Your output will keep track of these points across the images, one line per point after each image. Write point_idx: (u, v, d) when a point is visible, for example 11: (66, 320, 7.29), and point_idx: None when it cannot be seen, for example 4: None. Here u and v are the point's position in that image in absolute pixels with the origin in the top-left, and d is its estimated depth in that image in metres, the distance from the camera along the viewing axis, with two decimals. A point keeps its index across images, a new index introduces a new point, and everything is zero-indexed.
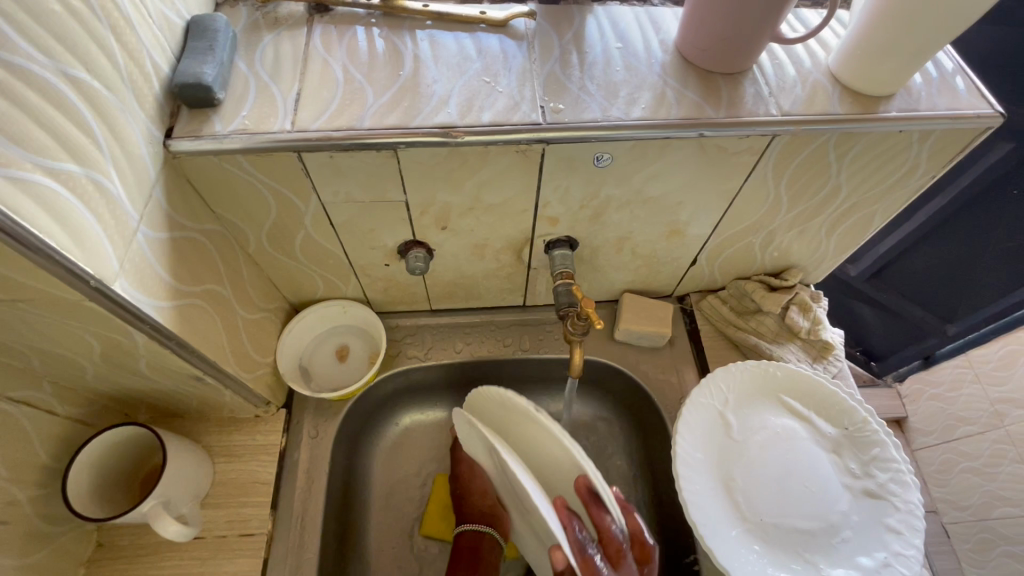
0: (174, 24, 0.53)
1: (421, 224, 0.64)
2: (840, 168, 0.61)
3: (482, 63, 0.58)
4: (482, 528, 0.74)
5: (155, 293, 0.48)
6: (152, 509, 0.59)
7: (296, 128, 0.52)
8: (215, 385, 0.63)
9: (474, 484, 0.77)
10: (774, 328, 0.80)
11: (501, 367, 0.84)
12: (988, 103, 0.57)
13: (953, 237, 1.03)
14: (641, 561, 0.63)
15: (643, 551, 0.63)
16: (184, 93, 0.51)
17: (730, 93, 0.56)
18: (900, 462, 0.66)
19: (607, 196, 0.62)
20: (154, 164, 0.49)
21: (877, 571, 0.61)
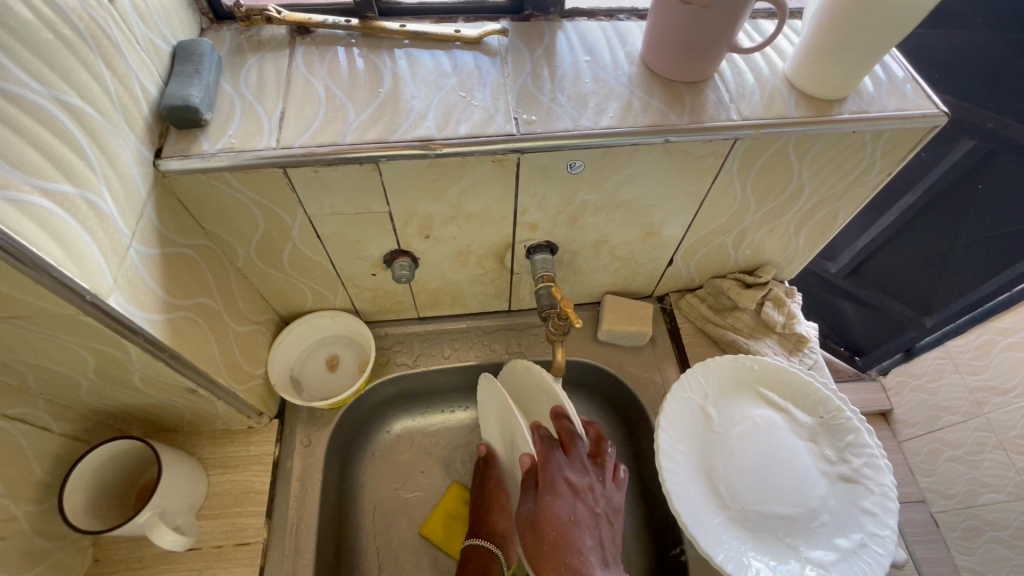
0: (161, 49, 0.55)
1: (405, 233, 0.67)
2: (802, 168, 0.65)
3: (458, 78, 0.61)
4: (491, 550, 0.75)
5: (147, 306, 0.50)
6: (149, 520, 0.60)
7: (281, 145, 0.54)
8: (207, 397, 0.64)
9: (497, 502, 0.78)
10: (750, 324, 0.83)
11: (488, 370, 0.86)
12: (933, 104, 0.61)
13: (926, 230, 1.07)
14: (596, 456, 0.67)
15: (599, 446, 0.67)
16: (172, 115, 0.53)
17: (694, 100, 0.60)
18: (873, 447, 0.69)
19: (583, 202, 0.65)
20: (145, 183, 0.51)
21: (854, 552, 0.63)
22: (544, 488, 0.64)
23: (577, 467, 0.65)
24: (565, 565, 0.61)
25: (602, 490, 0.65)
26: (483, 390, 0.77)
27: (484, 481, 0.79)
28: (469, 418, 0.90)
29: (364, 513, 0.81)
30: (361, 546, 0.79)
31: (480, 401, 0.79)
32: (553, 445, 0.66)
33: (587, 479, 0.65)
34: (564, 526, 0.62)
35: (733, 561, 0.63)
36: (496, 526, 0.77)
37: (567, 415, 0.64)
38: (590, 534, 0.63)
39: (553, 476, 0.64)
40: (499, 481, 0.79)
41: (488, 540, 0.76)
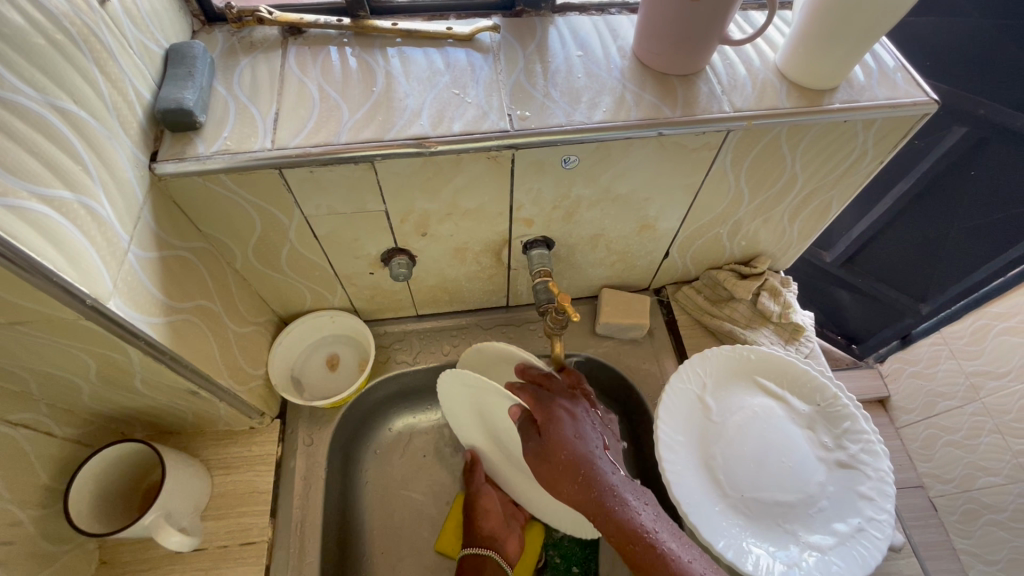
0: (153, 52, 0.55)
1: (402, 231, 0.67)
2: (794, 158, 0.65)
3: (451, 75, 0.61)
4: (483, 553, 0.75)
5: (146, 309, 0.50)
6: (153, 521, 0.60)
7: (277, 146, 0.54)
8: (209, 398, 0.64)
9: (479, 506, 0.80)
10: (746, 314, 0.84)
11: None
12: (923, 91, 0.61)
13: (920, 217, 1.08)
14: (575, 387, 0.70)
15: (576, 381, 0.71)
16: (166, 118, 0.53)
17: (686, 92, 0.60)
18: (870, 432, 0.70)
19: (578, 196, 0.66)
20: (141, 187, 0.51)
21: (852, 536, 0.64)
22: (545, 418, 0.65)
23: (567, 395, 0.67)
24: (580, 478, 0.60)
25: (594, 413, 0.67)
26: (446, 386, 0.73)
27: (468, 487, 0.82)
28: None
29: (365, 515, 0.82)
30: (365, 543, 0.80)
31: (443, 396, 0.76)
32: (540, 386, 0.68)
33: (579, 403, 0.67)
34: (571, 444, 0.62)
35: (733, 548, 0.64)
36: (485, 529, 0.78)
37: (533, 362, 0.69)
38: (596, 444, 0.63)
39: (551, 405, 0.65)
40: (480, 484, 0.81)
41: (478, 544, 0.76)
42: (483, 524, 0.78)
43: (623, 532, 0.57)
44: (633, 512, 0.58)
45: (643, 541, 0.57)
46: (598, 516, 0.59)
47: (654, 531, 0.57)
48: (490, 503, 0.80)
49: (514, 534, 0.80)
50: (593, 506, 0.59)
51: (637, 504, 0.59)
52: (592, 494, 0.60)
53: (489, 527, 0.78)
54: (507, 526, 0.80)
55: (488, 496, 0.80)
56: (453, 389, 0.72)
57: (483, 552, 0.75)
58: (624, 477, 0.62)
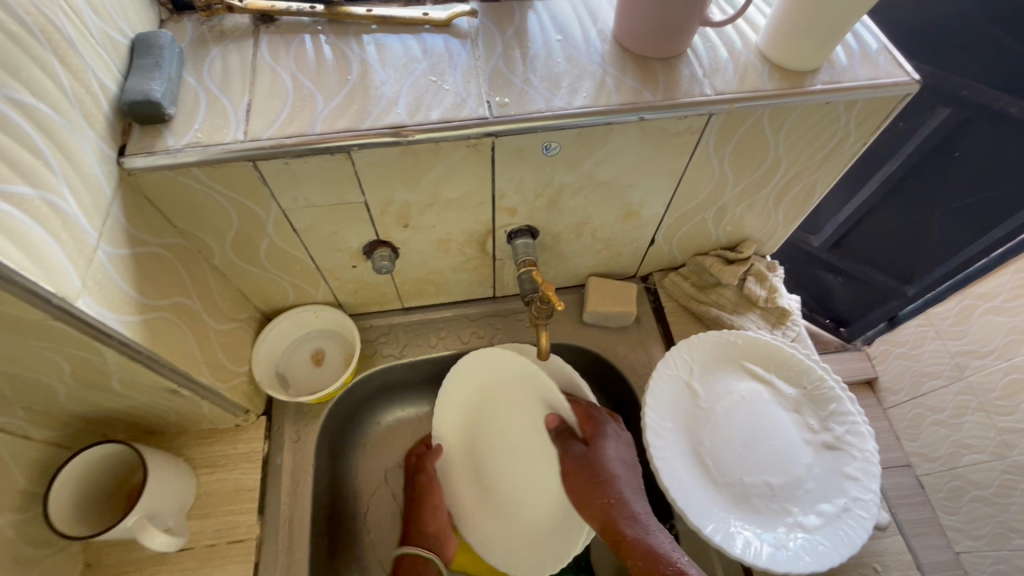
0: (118, 43, 0.53)
1: (383, 223, 0.66)
2: (778, 141, 0.65)
3: (428, 63, 0.59)
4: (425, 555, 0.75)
5: (120, 308, 0.49)
6: (137, 522, 0.59)
7: (249, 137, 0.53)
8: (190, 396, 0.63)
9: (424, 504, 0.79)
10: (733, 299, 0.84)
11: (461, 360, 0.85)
12: (905, 71, 0.61)
13: (906, 199, 1.08)
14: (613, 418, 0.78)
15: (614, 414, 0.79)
16: (134, 111, 0.51)
17: (667, 76, 0.59)
18: (855, 414, 0.71)
19: (561, 183, 0.65)
20: (110, 183, 0.50)
21: (838, 516, 0.65)
22: (595, 434, 0.71)
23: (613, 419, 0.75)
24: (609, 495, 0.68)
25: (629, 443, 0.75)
26: (462, 371, 0.77)
27: (416, 479, 0.80)
28: None
29: (359, 509, 0.82)
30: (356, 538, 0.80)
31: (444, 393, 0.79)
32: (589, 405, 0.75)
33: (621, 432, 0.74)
34: (612, 463, 0.70)
35: (721, 532, 0.64)
36: (428, 527, 0.78)
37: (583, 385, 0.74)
38: (630, 471, 0.72)
39: (601, 422, 0.72)
40: (431, 479, 0.80)
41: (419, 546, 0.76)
42: (429, 525, 0.78)
43: (648, 557, 0.63)
44: (659, 540, 0.65)
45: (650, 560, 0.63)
46: (624, 536, 0.65)
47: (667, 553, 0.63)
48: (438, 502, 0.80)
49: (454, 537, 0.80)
50: (619, 523, 0.66)
51: (659, 533, 0.66)
52: (625, 512, 0.67)
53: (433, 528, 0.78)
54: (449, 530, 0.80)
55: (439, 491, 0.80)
56: (470, 379, 0.78)
57: (422, 555, 0.75)
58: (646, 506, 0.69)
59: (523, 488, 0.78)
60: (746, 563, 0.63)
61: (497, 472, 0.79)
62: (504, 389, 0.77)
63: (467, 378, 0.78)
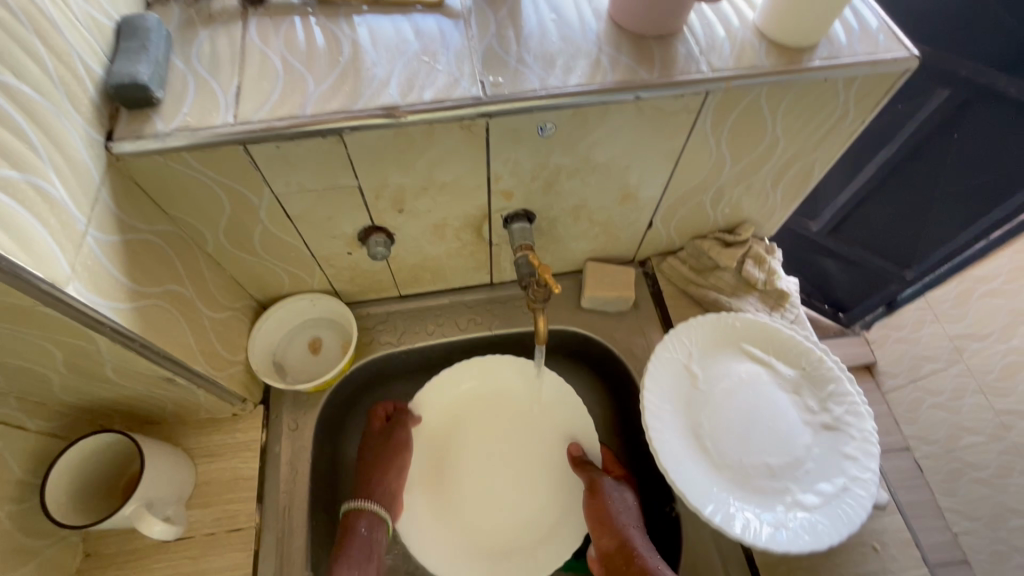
0: (103, 25, 0.52)
1: (378, 208, 0.65)
2: (775, 120, 0.64)
3: (420, 43, 0.58)
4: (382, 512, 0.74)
5: (111, 295, 0.49)
6: (135, 511, 0.59)
7: (239, 120, 0.52)
8: (187, 385, 0.63)
9: (393, 460, 0.78)
10: (732, 282, 0.83)
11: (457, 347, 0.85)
12: (904, 47, 0.60)
13: (904, 185, 1.06)
14: None
15: None
16: (121, 94, 0.50)
17: (663, 54, 0.58)
18: (853, 394, 0.70)
19: (557, 165, 0.64)
20: (98, 168, 0.49)
21: (837, 495, 0.65)
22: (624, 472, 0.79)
23: None
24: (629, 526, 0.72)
25: None
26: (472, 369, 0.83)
27: (389, 437, 0.79)
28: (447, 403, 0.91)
29: None
30: None
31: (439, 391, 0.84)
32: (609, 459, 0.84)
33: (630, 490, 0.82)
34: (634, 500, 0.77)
35: (721, 513, 0.64)
36: (391, 484, 0.77)
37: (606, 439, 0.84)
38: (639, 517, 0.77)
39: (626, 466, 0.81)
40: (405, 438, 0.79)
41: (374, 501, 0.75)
42: (387, 483, 0.77)
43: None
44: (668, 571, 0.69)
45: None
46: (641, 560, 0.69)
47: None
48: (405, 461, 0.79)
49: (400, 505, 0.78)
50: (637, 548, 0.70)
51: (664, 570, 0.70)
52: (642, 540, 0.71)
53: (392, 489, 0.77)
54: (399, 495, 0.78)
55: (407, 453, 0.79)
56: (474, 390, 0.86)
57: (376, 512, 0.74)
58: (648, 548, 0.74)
59: (497, 496, 0.82)
60: (746, 543, 0.63)
61: (469, 479, 0.83)
62: (499, 401, 0.86)
63: (472, 388, 0.85)
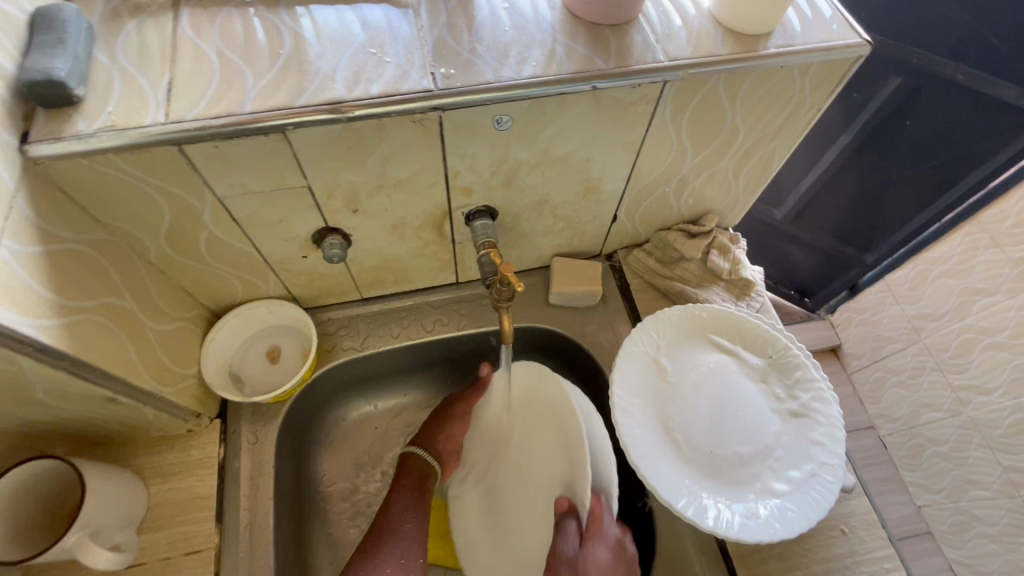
0: (14, 18, 0.48)
1: (330, 208, 0.62)
2: (734, 109, 0.64)
3: (367, 35, 0.56)
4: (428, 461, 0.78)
5: (31, 310, 0.45)
6: (78, 541, 0.55)
7: (171, 119, 0.48)
8: (131, 403, 0.59)
9: (446, 425, 0.81)
10: (698, 273, 0.83)
11: (427, 349, 0.83)
12: (857, 34, 0.60)
13: (861, 171, 1.10)
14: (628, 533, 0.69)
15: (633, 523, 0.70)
16: (35, 93, 0.46)
17: (619, 43, 0.57)
18: (820, 380, 0.71)
19: (516, 159, 0.62)
20: (12, 173, 0.45)
21: (806, 482, 0.65)
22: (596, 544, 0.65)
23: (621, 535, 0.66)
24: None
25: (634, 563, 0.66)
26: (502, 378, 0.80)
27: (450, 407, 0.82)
28: (420, 408, 0.88)
29: (328, 507, 0.80)
30: (321, 540, 0.77)
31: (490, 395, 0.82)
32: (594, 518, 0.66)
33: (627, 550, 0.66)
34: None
35: (693, 506, 0.64)
36: (442, 445, 0.80)
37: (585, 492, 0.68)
38: None
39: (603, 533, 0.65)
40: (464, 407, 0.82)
41: (429, 454, 0.79)
42: (433, 439, 0.80)
43: None
44: None
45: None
46: None
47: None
48: (455, 428, 0.81)
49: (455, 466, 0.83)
50: None
51: None
52: None
53: (446, 448, 0.80)
54: (457, 452, 0.82)
55: (461, 421, 0.81)
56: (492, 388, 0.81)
57: (427, 463, 0.78)
58: None
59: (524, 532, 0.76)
60: (718, 535, 0.63)
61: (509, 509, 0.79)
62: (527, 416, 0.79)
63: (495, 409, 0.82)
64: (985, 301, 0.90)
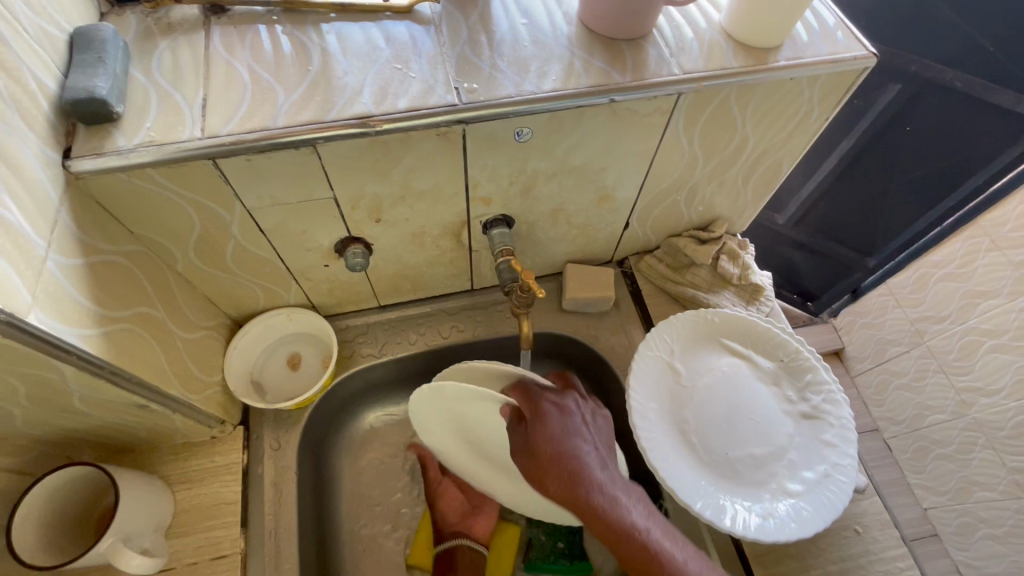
0: (55, 38, 0.50)
1: (354, 219, 0.64)
2: (745, 119, 0.66)
3: (392, 50, 0.58)
4: (451, 546, 0.76)
5: (76, 321, 0.46)
6: (111, 546, 0.56)
7: (207, 134, 0.50)
8: (160, 410, 0.60)
9: (441, 501, 0.80)
10: (708, 278, 0.85)
11: (441, 355, 0.84)
12: (863, 46, 0.62)
13: (861, 177, 1.12)
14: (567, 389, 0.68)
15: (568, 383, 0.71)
16: (78, 111, 0.48)
17: (634, 56, 0.59)
18: (830, 382, 0.73)
19: (534, 170, 0.64)
20: (55, 188, 0.47)
21: (820, 483, 0.67)
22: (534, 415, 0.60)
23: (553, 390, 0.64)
24: (568, 471, 0.57)
25: (584, 404, 0.64)
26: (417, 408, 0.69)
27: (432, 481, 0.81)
28: None
29: (351, 519, 0.80)
30: (342, 548, 0.78)
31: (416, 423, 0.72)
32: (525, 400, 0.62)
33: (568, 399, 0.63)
34: (559, 439, 0.59)
35: (712, 507, 0.65)
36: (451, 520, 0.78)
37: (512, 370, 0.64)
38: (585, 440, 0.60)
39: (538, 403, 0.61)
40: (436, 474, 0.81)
41: (448, 539, 0.77)
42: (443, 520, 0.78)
43: (613, 533, 0.55)
44: (627, 513, 0.56)
45: (631, 540, 0.55)
46: (588, 518, 0.56)
47: (645, 529, 0.55)
48: (449, 499, 0.80)
49: (484, 513, 0.80)
50: (580, 504, 0.56)
51: (627, 502, 0.57)
52: (579, 494, 0.56)
53: (458, 518, 0.79)
54: (476, 508, 0.80)
55: (450, 488, 0.80)
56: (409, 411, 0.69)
57: (455, 544, 0.77)
58: (612, 472, 0.59)
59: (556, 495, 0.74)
60: (736, 535, 0.64)
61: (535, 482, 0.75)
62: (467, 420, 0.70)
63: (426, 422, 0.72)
64: (987, 304, 0.92)
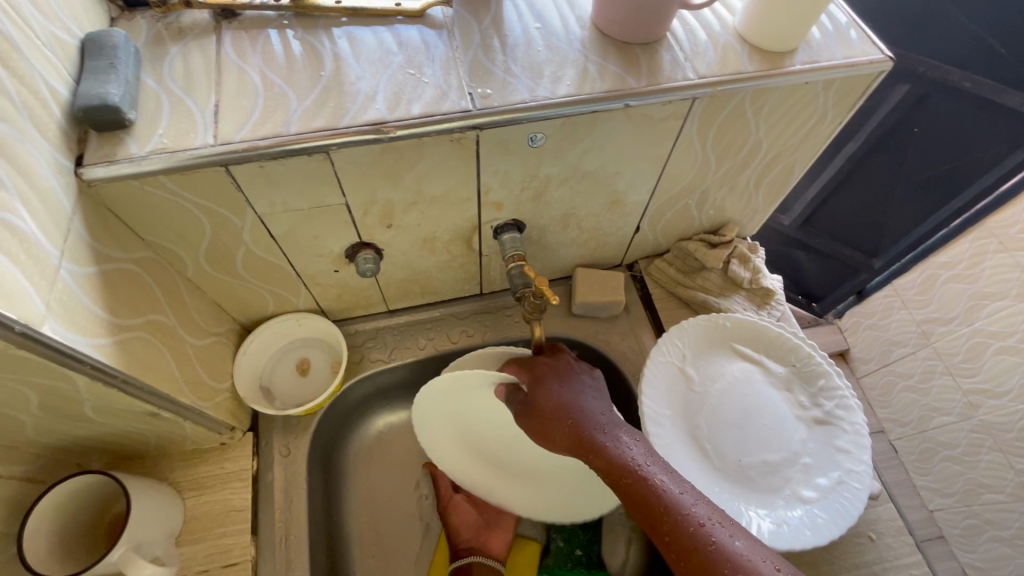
0: (67, 44, 0.49)
1: (365, 224, 0.63)
2: (758, 123, 0.65)
3: (405, 55, 0.57)
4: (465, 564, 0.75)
5: (89, 331, 0.46)
6: (124, 555, 0.56)
7: (220, 141, 0.50)
8: (171, 418, 0.60)
9: (453, 519, 0.79)
10: (718, 283, 0.84)
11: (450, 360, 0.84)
12: (879, 50, 0.62)
13: (869, 178, 1.11)
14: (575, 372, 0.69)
15: None
16: (90, 118, 0.47)
17: (649, 61, 0.59)
18: (843, 388, 0.72)
19: (546, 175, 0.64)
20: (67, 195, 0.46)
21: (834, 489, 0.66)
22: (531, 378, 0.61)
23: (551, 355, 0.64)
24: (566, 419, 0.56)
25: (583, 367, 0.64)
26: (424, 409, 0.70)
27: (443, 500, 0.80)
28: None
29: (360, 527, 0.80)
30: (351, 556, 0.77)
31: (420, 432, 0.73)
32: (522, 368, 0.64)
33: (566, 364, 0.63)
34: (555, 393, 0.59)
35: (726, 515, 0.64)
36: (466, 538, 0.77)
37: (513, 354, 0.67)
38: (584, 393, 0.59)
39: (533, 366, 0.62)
40: (446, 492, 0.81)
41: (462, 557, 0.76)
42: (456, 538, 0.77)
43: (615, 470, 0.52)
44: (624, 448, 0.53)
45: (633, 476, 0.51)
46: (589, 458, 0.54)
47: (645, 464, 0.52)
48: (461, 517, 0.79)
49: (497, 529, 0.80)
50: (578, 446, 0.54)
51: (628, 439, 0.54)
52: (576, 438, 0.55)
53: (473, 534, 0.78)
54: (489, 524, 0.80)
55: (462, 506, 0.80)
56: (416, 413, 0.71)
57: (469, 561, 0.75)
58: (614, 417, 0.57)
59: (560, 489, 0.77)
60: None
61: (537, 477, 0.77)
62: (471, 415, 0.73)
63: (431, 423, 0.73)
64: (995, 306, 0.91)
